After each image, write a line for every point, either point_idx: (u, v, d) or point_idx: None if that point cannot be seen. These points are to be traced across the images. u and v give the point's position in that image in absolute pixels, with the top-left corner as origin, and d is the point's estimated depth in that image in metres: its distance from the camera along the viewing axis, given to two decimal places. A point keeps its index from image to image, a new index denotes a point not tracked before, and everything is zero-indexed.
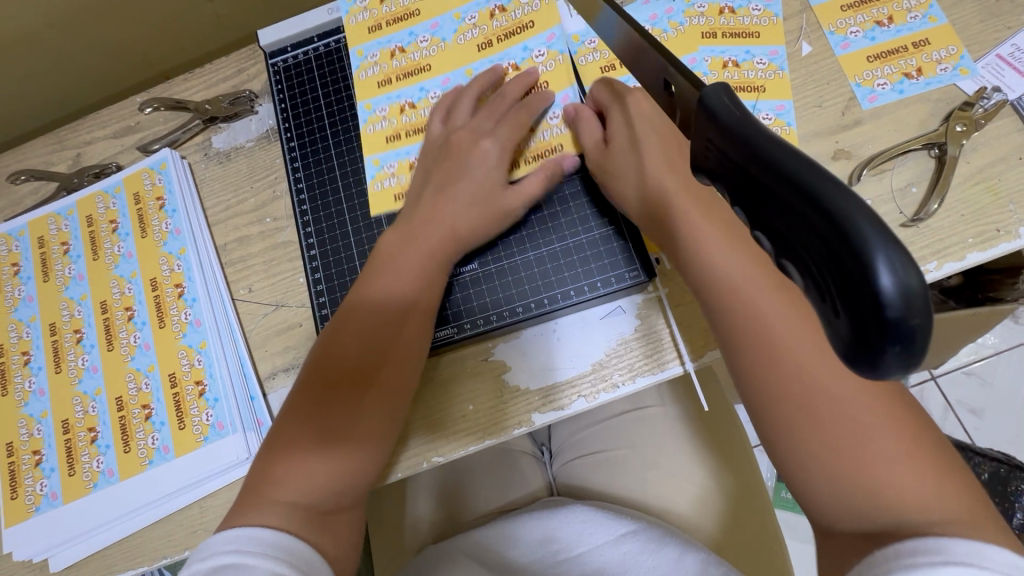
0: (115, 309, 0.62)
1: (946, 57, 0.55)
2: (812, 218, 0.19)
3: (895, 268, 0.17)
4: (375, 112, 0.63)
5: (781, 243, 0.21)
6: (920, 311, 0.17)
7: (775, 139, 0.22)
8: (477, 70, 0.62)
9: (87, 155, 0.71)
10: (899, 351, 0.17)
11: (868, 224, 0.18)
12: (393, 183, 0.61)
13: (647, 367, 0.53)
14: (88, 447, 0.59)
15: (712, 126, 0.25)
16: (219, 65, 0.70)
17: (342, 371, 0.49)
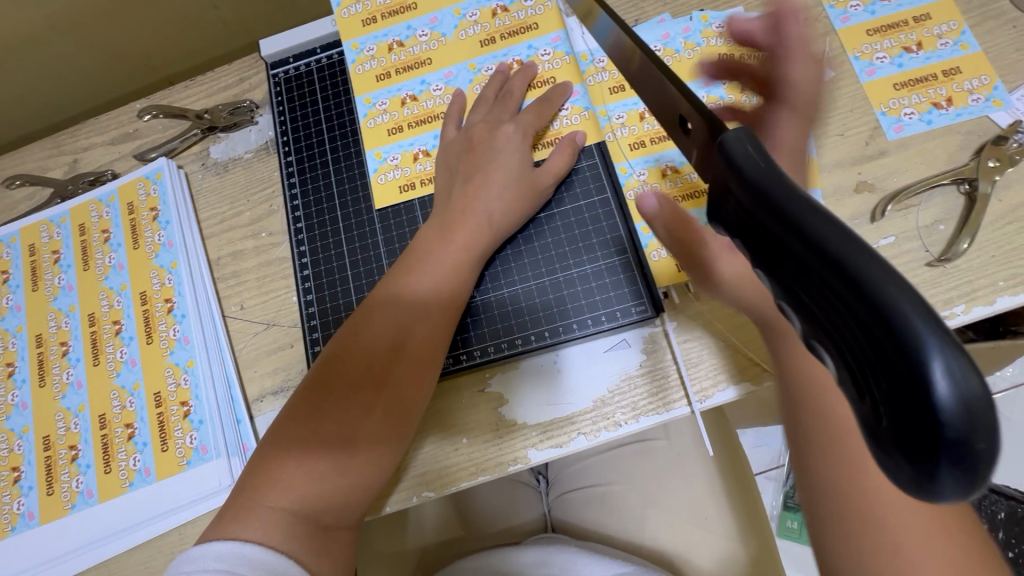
0: (103, 322, 0.61)
1: (979, 87, 0.52)
2: (856, 310, 0.17)
3: (955, 374, 0.15)
4: (379, 108, 0.61)
5: (816, 323, 0.19)
6: (983, 423, 0.15)
7: (805, 198, 0.19)
8: (480, 65, 0.60)
9: (84, 161, 0.69)
10: (955, 469, 0.15)
11: (923, 320, 0.15)
12: (398, 175, 0.59)
13: (651, 406, 0.50)
14: (68, 466, 0.57)
15: (733, 176, 0.22)
16: (220, 73, 0.69)
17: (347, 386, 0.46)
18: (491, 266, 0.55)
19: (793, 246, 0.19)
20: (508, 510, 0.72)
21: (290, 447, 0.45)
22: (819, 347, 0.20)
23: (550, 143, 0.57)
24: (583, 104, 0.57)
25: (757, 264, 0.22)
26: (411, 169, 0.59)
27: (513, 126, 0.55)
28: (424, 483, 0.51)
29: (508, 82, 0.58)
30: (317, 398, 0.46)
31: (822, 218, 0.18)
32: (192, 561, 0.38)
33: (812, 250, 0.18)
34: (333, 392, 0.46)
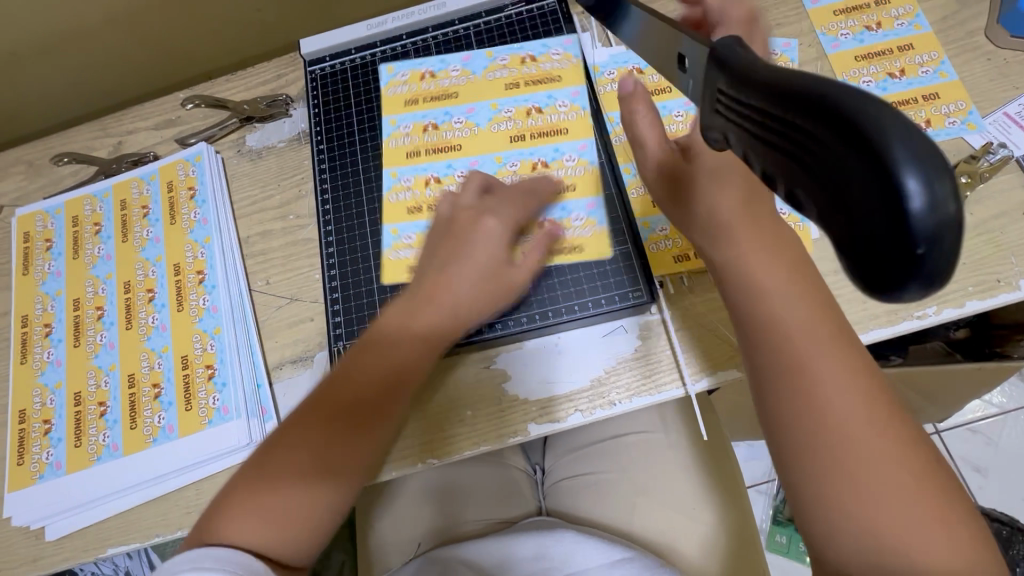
0: (137, 290, 0.65)
1: (955, 112, 0.57)
2: (833, 159, 0.21)
3: (926, 180, 0.19)
4: (403, 184, 0.63)
5: (804, 180, 0.23)
6: (942, 231, 0.19)
7: (790, 73, 0.24)
8: (502, 105, 0.64)
9: (128, 143, 0.74)
10: (919, 283, 0.20)
11: (893, 131, 0.19)
12: (407, 254, 0.61)
13: (644, 388, 0.54)
14: (96, 420, 0.60)
15: (717, 81, 0.27)
16: (260, 69, 0.74)
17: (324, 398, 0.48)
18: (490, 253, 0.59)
19: (782, 124, 0.24)
20: (498, 495, 0.75)
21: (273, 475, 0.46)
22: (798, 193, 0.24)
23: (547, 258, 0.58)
24: (582, 104, 0.63)
25: (747, 147, 0.26)
26: (427, 239, 0.61)
27: (495, 219, 0.54)
28: (429, 450, 0.55)
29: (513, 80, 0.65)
30: (309, 423, 0.47)
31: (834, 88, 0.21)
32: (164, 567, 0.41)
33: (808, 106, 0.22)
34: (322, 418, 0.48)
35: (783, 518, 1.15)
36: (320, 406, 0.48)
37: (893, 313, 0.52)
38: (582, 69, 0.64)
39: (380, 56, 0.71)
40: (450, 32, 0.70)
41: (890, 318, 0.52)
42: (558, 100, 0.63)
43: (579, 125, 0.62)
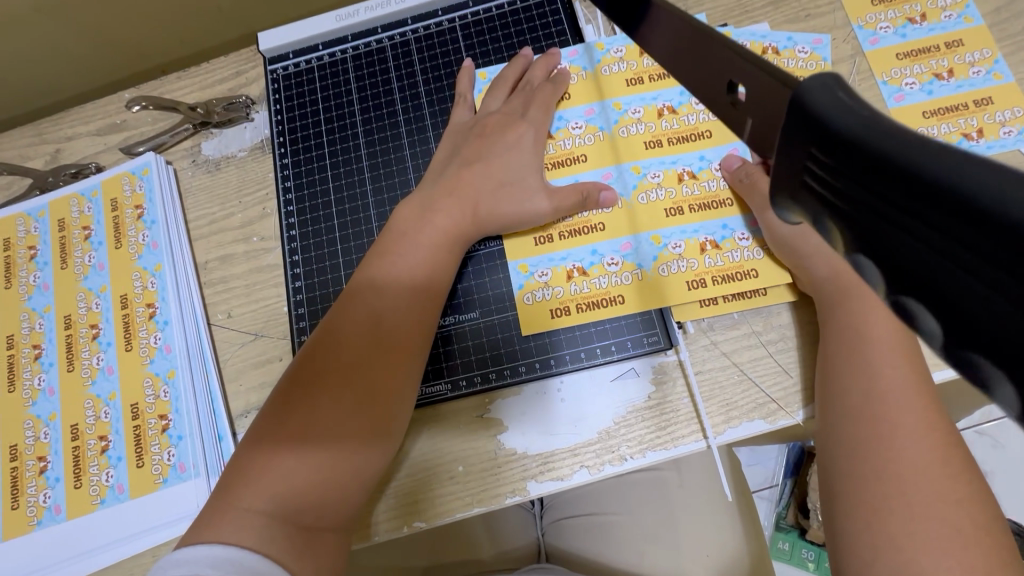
0: (79, 326, 0.57)
1: (1012, 119, 0.50)
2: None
3: None
4: (538, 280, 0.51)
5: (1002, 361, 0.14)
6: None
7: (962, 159, 0.15)
8: (566, 120, 0.54)
9: (67, 152, 0.65)
10: None
11: None
12: (488, 288, 0.52)
13: (659, 441, 0.47)
14: (36, 479, 0.53)
15: (817, 145, 0.18)
16: (216, 65, 0.65)
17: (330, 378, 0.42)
18: (469, 286, 0.52)
19: (971, 261, 0.15)
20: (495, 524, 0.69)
21: (259, 442, 0.41)
22: (979, 364, 0.15)
23: (563, 308, 0.50)
24: (599, 124, 0.53)
25: (873, 257, 0.17)
26: (564, 290, 0.50)
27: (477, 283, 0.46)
28: (415, 512, 0.48)
29: (494, 87, 0.56)
30: (299, 385, 0.42)
31: None
32: (182, 564, 0.35)
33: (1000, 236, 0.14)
34: (312, 384, 0.42)
35: (786, 523, 1.03)
36: (306, 371, 0.43)
37: None
38: (593, 83, 0.55)
39: (351, 52, 0.62)
40: (432, 25, 0.61)
41: (938, 361, 0.45)
42: (570, 123, 0.54)
43: (598, 150, 0.53)
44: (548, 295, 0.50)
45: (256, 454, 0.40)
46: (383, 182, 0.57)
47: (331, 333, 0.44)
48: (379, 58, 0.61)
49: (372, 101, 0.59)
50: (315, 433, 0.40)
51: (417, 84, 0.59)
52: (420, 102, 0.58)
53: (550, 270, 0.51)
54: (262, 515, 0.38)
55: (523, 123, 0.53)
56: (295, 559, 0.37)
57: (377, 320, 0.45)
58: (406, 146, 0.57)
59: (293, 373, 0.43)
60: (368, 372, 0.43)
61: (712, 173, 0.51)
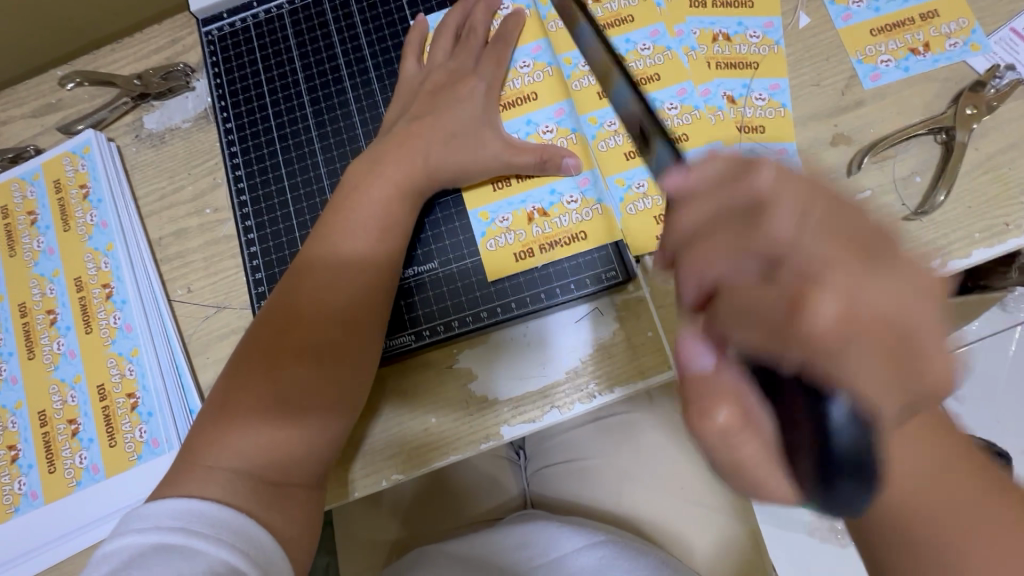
0: (35, 312, 0.56)
1: (957, 31, 0.50)
2: None
3: None
4: (500, 226, 0.51)
5: None
6: None
7: None
8: (518, 64, 0.53)
9: (2, 137, 0.63)
10: None
11: None
12: (446, 236, 0.51)
13: (626, 376, 0.48)
14: (9, 467, 0.52)
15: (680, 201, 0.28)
16: (151, 34, 0.62)
17: (287, 341, 0.42)
18: (426, 238, 0.52)
19: None
20: (480, 485, 0.71)
21: (221, 410, 0.40)
22: None
23: (526, 250, 0.50)
24: (546, 60, 0.52)
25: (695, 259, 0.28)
26: (527, 233, 0.50)
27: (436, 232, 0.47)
28: (392, 466, 0.48)
29: (440, 34, 0.54)
30: (257, 348, 0.42)
31: None
32: (145, 518, 0.35)
33: None
34: (273, 342, 0.42)
35: None
36: (266, 332, 0.42)
37: None
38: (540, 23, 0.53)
39: (287, 8, 0.59)
40: None
41: None
42: (518, 62, 0.53)
43: (548, 88, 0.52)
44: (510, 239, 0.50)
45: (219, 414, 0.40)
46: (331, 140, 0.55)
47: (292, 291, 0.44)
48: (317, 12, 0.58)
49: (313, 58, 0.57)
50: (282, 388, 0.41)
51: (359, 37, 0.57)
52: (364, 56, 0.57)
53: (510, 214, 0.50)
54: (226, 471, 0.38)
55: (475, 71, 0.52)
56: (261, 509, 0.38)
57: (334, 281, 0.44)
58: (353, 101, 0.56)
59: (253, 336, 0.43)
60: (330, 327, 0.43)
61: (665, 114, 0.50)
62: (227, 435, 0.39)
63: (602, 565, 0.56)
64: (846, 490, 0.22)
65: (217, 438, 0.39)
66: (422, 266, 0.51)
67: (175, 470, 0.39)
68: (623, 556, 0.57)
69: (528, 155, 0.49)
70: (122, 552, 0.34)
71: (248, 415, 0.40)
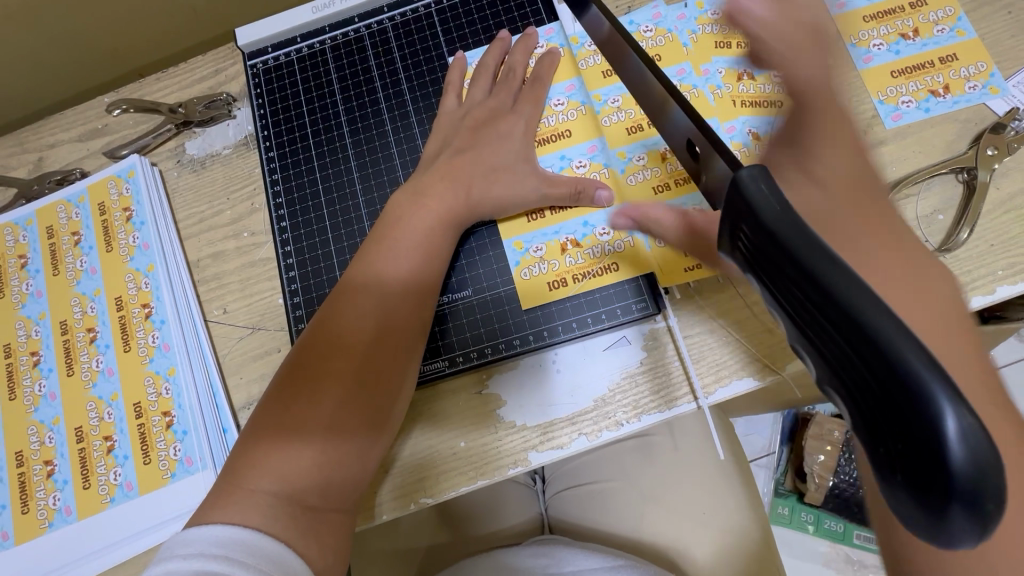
0: (76, 330, 0.57)
1: (975, 74, 0.52)
2: (883, 401, 0.17)
3: (965, 432, 0.15)
4: (534, 255, 0.52)
5: (848, 396, 0.18)
6: (992, 484, 0.16)
7: (830, 252, 0.19)
8: (550, 101, 0.55)
9: (50, 160, 0.65)
10: (971, 521, 0.16)
11: (923, 366, 0.16)
12: (479, 264, 0.53)
13: (653, 405, 0.48)
14: (44, 482, 0.54)
15: (746, 216, 0.21)
16: (195, 64, 0.65)
17: (327, 367, 0.43)
18: (460, 266, 0.53)
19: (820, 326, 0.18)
20: (500, 511, 0.71)
21: (268, 432, 0.41)
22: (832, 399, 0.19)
23: (557, 281, 0.51)
24: (579, 98, 0.55)
25: (764, 293, 0.21)
26: (560, 263, 0.51)
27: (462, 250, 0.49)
28: (421, 489, 0.49)
29: (480, 72, 0.57)
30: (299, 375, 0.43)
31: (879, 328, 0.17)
32: (187, 543, 0.35)
33: (824, 317, 0.18)
34: (315, 368, 0.43)
35: (785, 488, 1.03)
36: (310, 356, 0.44)
37: None
38: (572, 60, 0.56)
39: (329, 43, 0.62)
40: (408, 11, 0.61)
41: None
42: (553, 100, 0.55)
43: (581, 124, 0.54)
44: (543, 268, 0.52)
45: (264, 437, 0.41)
46: (368, 169, 0.57)
47: (333, 317, 0.45)
48: (357, 47, 0.61)
49: (353, 90, 0.60)
50: (323, 412, 0.42)
51: (397, 72, 0.60)
52: (401, 89, 0.59)
53: (544, 244, 0.52)
54: (265, 495, 0.39)
55: (510, 107, 0.55)
56: (298, 534, 0.38)
57: (368, 311, 0.45)
58: (390, 132, 0.58)
59: (296, 362, 0.44)
60: (369, 354, 0.44)
61: None
62: (270, 459, 0.40)
63: None
64: (961, 518, 0.16)
65: (260, 462, 0.40)
66: (456, 293, 0.53)
67: (218, 491, 0.40)
68: None
69: (562, 187, 0.50)
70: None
71: (290, 438, 0.41)
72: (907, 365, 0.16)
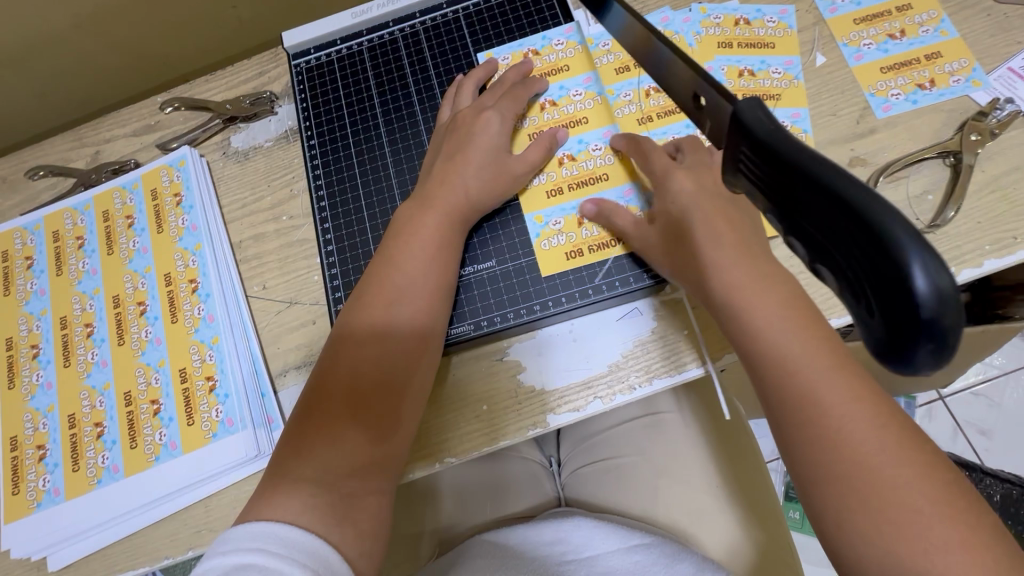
0: (127, 304, 0.62)
1: (959, 70, 0.56)
2: (851, 251, 0.21)
3: (930, 271, 0.19)
4: (553, 228, 0.56)
5: (834, 265, 0.22)
6: (952, 313, 0.19)
7: (818, 154, 0.22)
8: (568, 95, 0.60)
9: (106, 153, 0.71)
10: (932, 348, 0.19)
11: (903, 231, 0.19)
12: (503, 236, 0.57)
13: (664, 369, 0.52)
14: (94, 442, 0.58)
15: (743, 139, 0.25)
16: (241, 67, 0.71)
17: (334, 397, 0.46)
18: (483, 239, 0.57)
19: (807, 202, 0.22)
20: (516, 490, 0.74)
21: (286, 458, 0.45)
22: (821, 273, 0.23)
23: (575, 252, 0.55)
24: (595, 90, 0.60)
25: (767, 208, 0.25)
26: (577, 235, 0.56)
27: None
28: (446, 448, 0.52)
29: (461, 85, 0.61)
30: (309, 407, 0.47)
31: (858, 197, 0.20)
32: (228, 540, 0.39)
33: (810, 201, 0.22)
34: (322, 403, 0.46)
35: (796, 492, 1.05)
36: (317, 390, 0.47)
37: None
38: (587, 57, 0.61)
39: (366, 45, 0.68)
40: (438, 17, 0.67)
41: None
42: (570, 92, 0.60)
43: (596, 113, 0.59)
44: (563, 240, 0.56)
45: (287, 457, 0.45)
46: (402, 156, 0.63)
47: (385, 284, 0.50)
48: (392, 48, 0.67)
49: (388, 86, 0.66)
50: (333, 437, 0.45)
51: (428, 70, 0.65)
52: (432, 85, 0.65)
53: (563, 218, 0.56)
54: None
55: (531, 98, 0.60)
56: None
57: (369, 342, 0.48)
58: (421, 123, 0.64)
59: (307, 395, 0.48)
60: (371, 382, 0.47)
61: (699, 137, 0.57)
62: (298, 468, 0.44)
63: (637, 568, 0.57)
64: (925, 348, 0.19)
65: (289, 473, 0.44)
66: (481, 263, 0.57)
67: None
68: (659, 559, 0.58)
69: None
70: (212, 571, 0.37)
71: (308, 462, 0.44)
72: (883, 221, 0.20)
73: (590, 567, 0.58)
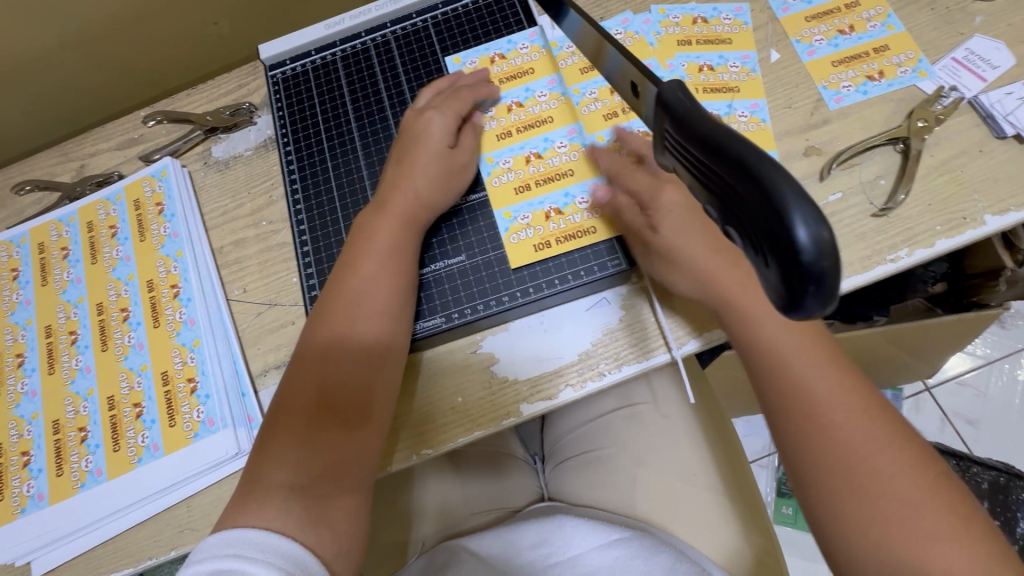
0: (111, 310, 0.63)
1: (906, 61, 0.59)
2: (748, 209, 0.22)
3: (808, 223, 0.21)
4: (521, 222, 0.58)
5: (739, 224, 0.23)
6: (832, 261, 0.21)
7: (723, 125, 0.24)
8: (535, 96, 0.62)
9: (91, 166, 0.73)
10: (815, 292, 0.21)
11: (788, 188, 0.21)
12: (472, 231, 0.59)
13: (632, 356, 0.53)
14: (77, 446, 0.59)
15: (666, 117, 0.27)
16: (221, 80, 0.74)
17: (305, 397, 0.48)
18: (454, 235, 0.59)
19: (714, 170, 0.24)
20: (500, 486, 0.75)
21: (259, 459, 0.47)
22: (732, 235, 0.25)
23: (541, 244, 0.57)
24: (560, 90, 0.62)
25: (689, 179, 0.27)
26: (545, 228, 0.57)
27: None
28: (423, 441, 0.54)
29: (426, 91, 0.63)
30: (282, 407, 0.48)
31: (753, 160, 0.22)
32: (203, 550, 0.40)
33: (716, 168, 0.24)
34: (295, 403, 0.48)
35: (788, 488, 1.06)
36: (290, 390, 0.49)
37: (868, 258, 0.53)
38: (551, 59, 0.64)
39: (340, 54, 0.71)
40: (408, 26, 0.70)
41: (864, 264, 0.53)
42: (537, 93, 0.62)
43: (561, 112, 0.61)
44: (530, 233, 0.58)
45: (260, 455, 0.47)
46: (375, 159, 0.65)
47: (357, 280, 0.52)
48: (365, 57, 0.70)
49: (361, 93, 0.68)
50: (304, 434, 0.46)
51: (399, 76, 0.68)
52: (403, 90, 0.67)
53: (530, 213, 0.58)
54: None
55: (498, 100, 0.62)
56: None
57: (338, 340, 0.50)
58: (393, 127, 0.66)
59: (280, 396, 0.49)
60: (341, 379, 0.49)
61: None
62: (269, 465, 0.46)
63: (617, 563, 0.57)
64: (810, 294, 0.21)
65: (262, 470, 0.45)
66: (452, 258, 0.58)
67: None
68: (638, 552, 0.57)
69: None
70: None
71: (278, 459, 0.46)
72: (771, 181, 0.21)
73: (572, 567, 0.58)
